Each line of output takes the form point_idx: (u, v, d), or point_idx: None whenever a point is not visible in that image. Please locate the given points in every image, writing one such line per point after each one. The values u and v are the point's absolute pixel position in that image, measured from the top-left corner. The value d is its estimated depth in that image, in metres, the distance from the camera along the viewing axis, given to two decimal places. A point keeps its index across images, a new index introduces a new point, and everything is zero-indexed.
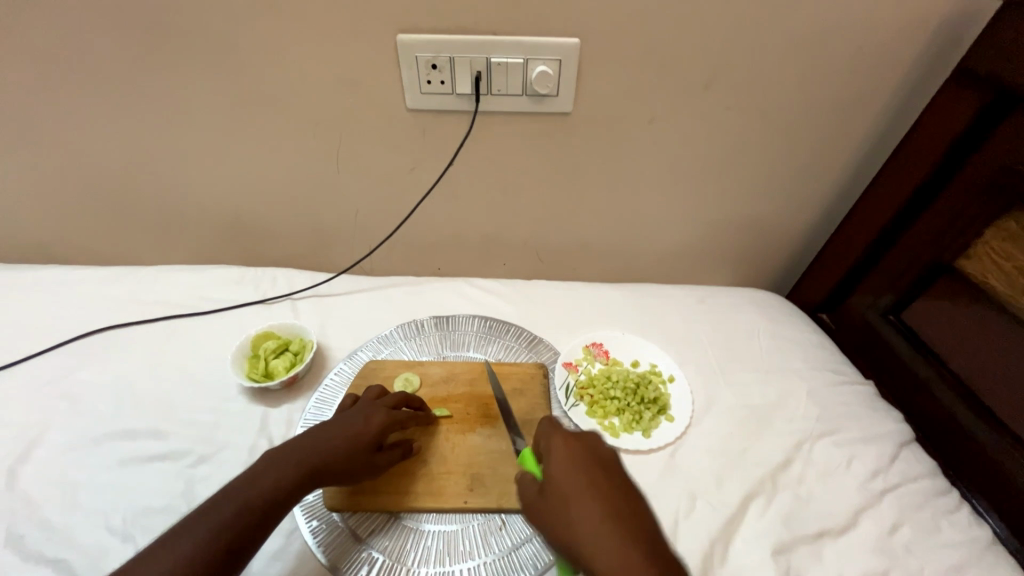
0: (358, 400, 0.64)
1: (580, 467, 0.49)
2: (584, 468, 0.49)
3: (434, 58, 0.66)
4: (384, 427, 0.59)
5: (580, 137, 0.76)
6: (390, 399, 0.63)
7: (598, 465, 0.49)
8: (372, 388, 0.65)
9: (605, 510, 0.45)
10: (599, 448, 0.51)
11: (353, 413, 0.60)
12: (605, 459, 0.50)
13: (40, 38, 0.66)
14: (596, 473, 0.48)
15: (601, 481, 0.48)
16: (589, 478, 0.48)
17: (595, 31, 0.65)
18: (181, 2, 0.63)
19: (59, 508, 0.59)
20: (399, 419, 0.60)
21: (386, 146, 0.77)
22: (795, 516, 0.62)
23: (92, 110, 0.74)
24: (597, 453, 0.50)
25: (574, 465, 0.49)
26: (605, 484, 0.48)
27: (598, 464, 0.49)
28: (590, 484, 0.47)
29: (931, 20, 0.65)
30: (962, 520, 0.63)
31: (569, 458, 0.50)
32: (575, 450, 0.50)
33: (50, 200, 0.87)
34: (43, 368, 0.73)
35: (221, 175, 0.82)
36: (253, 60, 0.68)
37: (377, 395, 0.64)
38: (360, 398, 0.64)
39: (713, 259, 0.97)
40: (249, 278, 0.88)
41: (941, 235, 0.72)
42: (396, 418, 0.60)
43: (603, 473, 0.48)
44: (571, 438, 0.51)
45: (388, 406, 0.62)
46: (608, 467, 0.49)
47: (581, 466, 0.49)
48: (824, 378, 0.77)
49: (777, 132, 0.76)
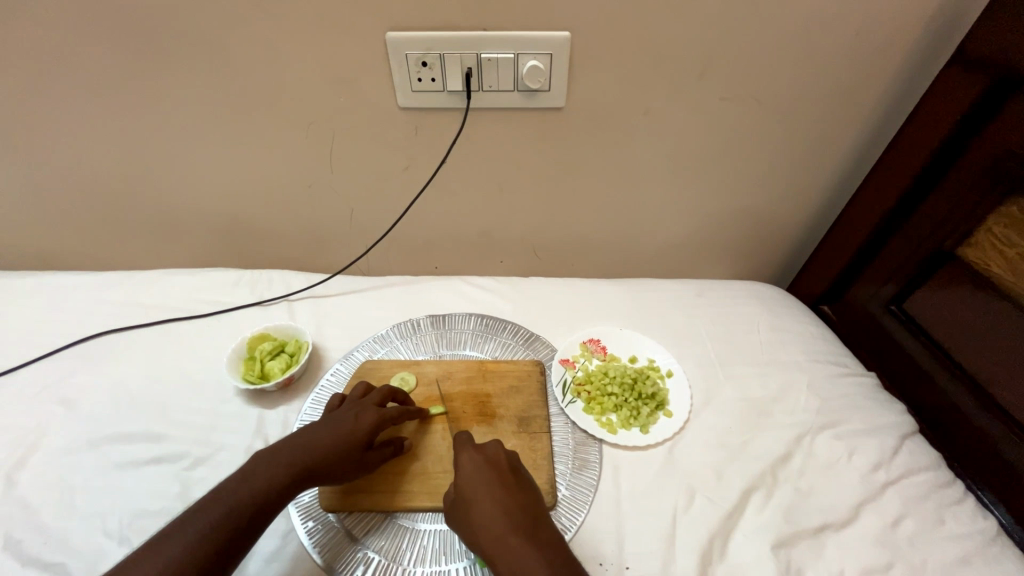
0: (345, 399, 0.65)
1: (481, 474, 0.54)
2: (486, 475, 0.54)
3: (424, 55, 0.66)
4: (373, 426, 0.60)
5: (572, 132, 0.75)
6: (377, 396, 0.64)
7: (496, 472, 0.54)
8: (356, 386, 0.66)
9: (501, 514, 0.51)
10: (498, 455, 0.56)
11: (342, 414, 0.61)
12: (502, 466, 0.55)
13: (32, 46, 0.67)
14: (495, 478, 0.54)
15: (499, 485, 0.53)
16: (489, 484, 0.53)
17: (585, 23, 0.64)
18: (168, 7, 0.63)
19: (57, 512, 0.60)
20: (388, 418, 0.62)
21: (378, 145, 0.77)
22: (795, 510, 0.61)
23: (87, 117, 0.75)
24: (496, 460, 0.56)
25: (478, 473, 0.54)
26: (502, 490, 0.53)
27: (496, 470, 0.54)
28: (488, 489, 0.53)
29: (935, 0, 0.62)
30: (967, 512, 0.62)
31: (469, 469, 0.55)
32: (474, 460, 0.55)
33: (51, 206, 0.88)
34: (44, 374, 0.75)
35: (216, 178, 0.83)
36: (243, 63, 0.68)
37: (362, 394, 0.65)
38: (347, 397, 0.65)
39: (712, 252, 0.95)
40: (246, 281, 0.89)
41: (943, 224, 0.71)
42: (385, 416, 0.61)
43: (499, 478, 0.54)
44: (470, 449, 0.56)
45: (375, 404, 0.63)
46: (507, 473, 0.55)
47: (483, 473, 0.54)
48: (824, 370, 0.76)
49: (774, 121, 0.74)
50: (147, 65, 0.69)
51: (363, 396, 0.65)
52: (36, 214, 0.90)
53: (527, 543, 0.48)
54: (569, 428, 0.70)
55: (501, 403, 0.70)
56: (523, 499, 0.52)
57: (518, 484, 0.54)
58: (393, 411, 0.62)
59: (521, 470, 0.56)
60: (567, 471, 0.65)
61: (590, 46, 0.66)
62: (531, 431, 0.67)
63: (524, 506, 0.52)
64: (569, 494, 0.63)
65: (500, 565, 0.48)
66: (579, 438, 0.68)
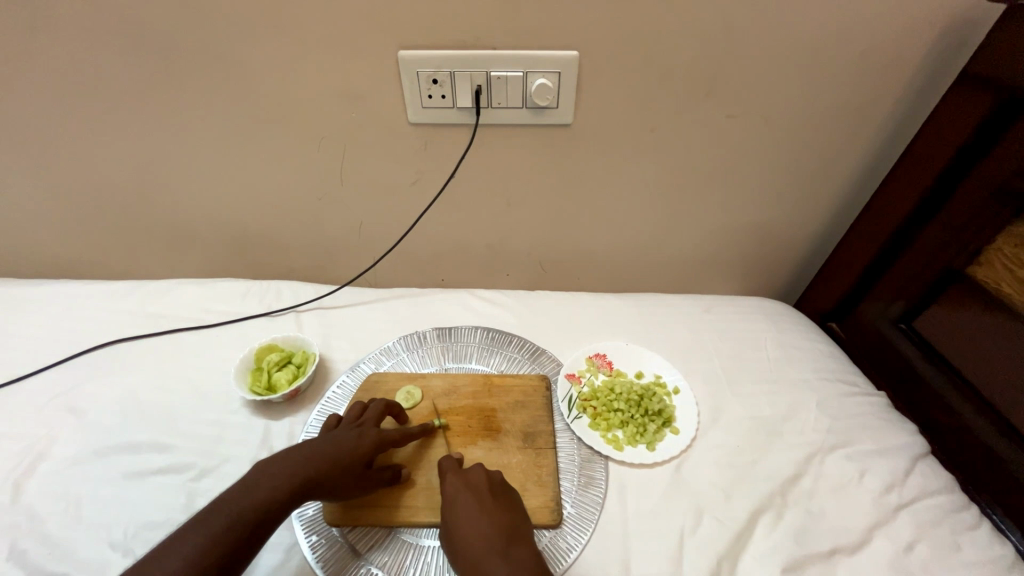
0: (342, 420, 0.65)
1: (461, 497, 0.56)
2: (464, 497, 0.56)
3: (435, 73, 0.67)
4: (374, 446, 0.61)
5: (579, 148, 0.76)
6: (375, 413, 0.65)
7: (476, 494, 0.56)
8: (352, 406, 0.66)
9: (477, 533, 0.52)
10: (479, 477, 0.58)
11: (343, 433, 0.61)
12: (482, 487, 0.57)
13: (55, 62, 0.69)
14: (474, 499, 0.55)
15: (476, 506, 0.55)
16: (469, 505, 0.55)
17: (592, 42, 0.65)
18: (188, 26, 0.65)
19: (62, 522, 0.60)
20: (389, 439, 0.62)
21: (387, 159, 0.78)
22: (805, 532, 0.60)
23: (104, 130, 0.77)
24: (477, 483, 0.57)
25: (458, 495, 0.56)
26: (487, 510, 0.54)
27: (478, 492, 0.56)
28: (466, 509, 0.54)
29: (939, 22, 0.63)
30: (983, 538, 0.60)
31: (451, 492, 0.56)
32: (455, 485, 0.57)
33: (66, 217, 0.90)
34: (53, 382, 0.75)
35: (229, 190, 0.85)
36: (258, 79, 0.70)
37: (356, 417, 0.64)
38: (343, 419, 0.64)
39: (719, 267, 0.95)
40: (255, 292, 0.90)
41: (951, 242, 0.71)
42: (386, 437, 0.62)
43: (479, 499, 0.55)
44: (453, 475, 0.58)
45: (372, 425, 0.63)
46: (485, 494, 0.56)
47: (463, 496, 0.56)
48: (834, 388, 0.75)
49: (780, 139, 0.75)
50: (165, 80, 0.71)
51: (360, 417, 0.65)
52: (52, 223, 0.91)
53: (498, 560, 0.49)
54: (574, 444, 0.69)
55: (506, 418, 0.69)
56: (501, 520, 0.53)
57: (497, 505, 0.55)
58: (393, 432, 0.63)
59: (502, 491, 0.57)
60: (572, 488, 0.64)
61: (598, 64, 0.67)
62: (536, 447, 0.67)
63: (501, 526, 0.53)
64: (575, 511, 0.62)
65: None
66: (584, 455, 0.68)
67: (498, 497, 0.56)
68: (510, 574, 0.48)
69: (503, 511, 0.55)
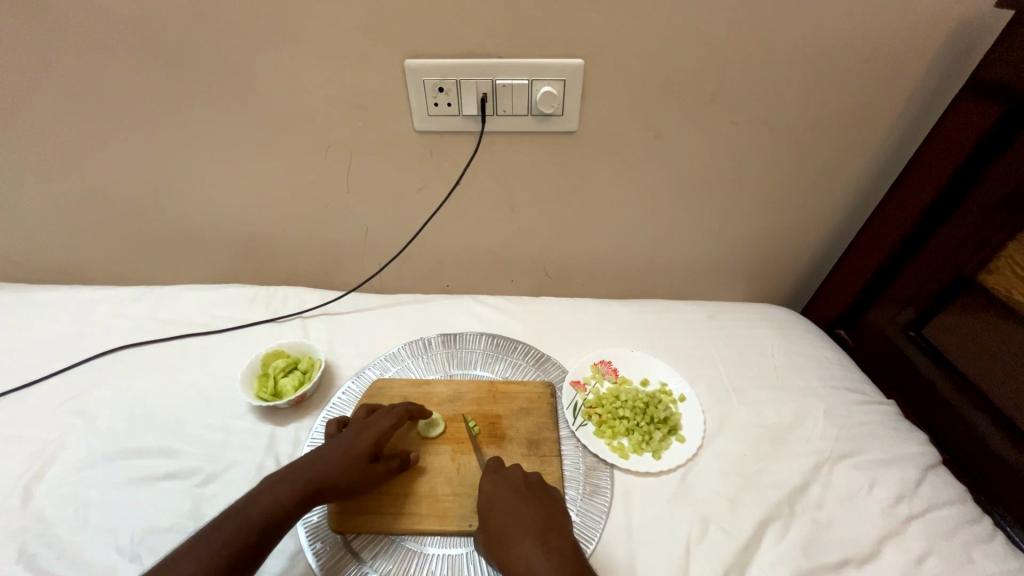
0: (343, 426, 0.65)
1: (502, 490, 0.58)
2: (506, 491, 0.58)
3: (441, 81, 0.68)
4: (374, 440, 0.61)
5: (583, 154, 0.76)
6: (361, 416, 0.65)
7: (515, 488, 0.58)
8: (357, 410, 0.66)
9: (522, 524, 0.54)
10: (517, 475, 0.60)
11: (346, 435, 0.62)
12: (520, 483, 0.59)
13: (67, 72, 0.71)
14: (513, 493, 0.58)
15: (517, 499, 0.57)
16: (510, 499, 0.57)
17: (597, 51, 0.65)
18: (198, 36, 0.66)
19: (69, 527, 0.61)
20: (385, 430, 0.62)
21: (394, 167, 0.79)
22: (813, 543, 0.59)
23: (115, 139, 0.78)
24: (515, 479, 0.60)
25: (499, 490, 0.58)
26: (522, 504, 0.57)
27: (514, 487, 0.59)
28: (508, 501, 0.57)
29: (946, 28, 0.63)
30: (995, 551, 0.59)
31: (489, 487, 0.59)
32: (495, 481, 0.59)
33: (75, 223, 0.92)
34: (63, 387, 0.76)
35: (236, 197, 0.85)
36: (266, 88, 0.71)
37: (366, 415, 0.66)
38: (347, 424, 0.65)
39: (725, 274, 0.95)
40: (262, 297, 0.91)
41: (962, 248, 0.69)
42: (383, 429, 0.62)
43: (518, 493, 0.58)
44: (493, 473, 0.60)
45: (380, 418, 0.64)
46: (524, 488, 0.59)
47: (505, 490, 0.58)
48: (842, 397, 0.74)
49: (786, 144, 0.74)
50: (175, 88, 0.72)
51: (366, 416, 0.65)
52: (63, 229, 0.93)
53: (537, 547, 0.52)
54: (579, 452, 0.69)
55: (512, 425, 0.69)
56: (541, 510, 0.56)
57: (536, 497, 0.58)
58: (390, 421, 0.63)
59: (540, 485, 0.59)
60: (578, 496, 0.64)
61: (602, 72, 0.67)
62: (541, 454, 0.66)
63: (539, 517, 0.55)
64: (579, 520, 0.61)
65: (515, 569, 0.51)
66: (589, 463, 0.67)
67: (537, 491, 0.58)
68: (549, 559, 0.51)
69: (543, 503, 0.57)
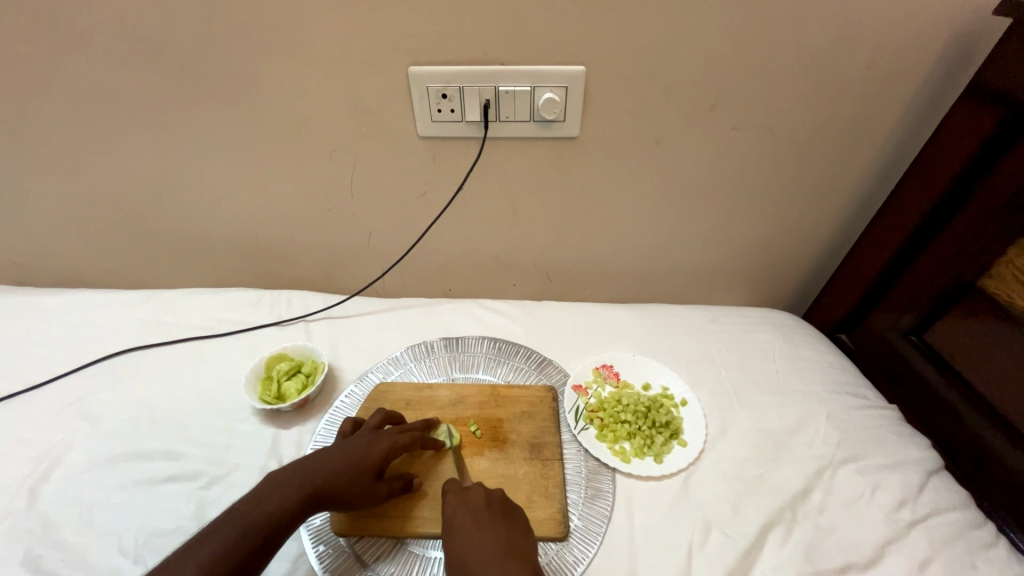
0: (358, 426, 0.65)
1: (459, 514, 0.55)
2: (464, 515, 0.55)
3: (445, 87, 0.69)
4: (385, 454, 0.60)
5: (585, 160, 0.77)
6: (373, 423, 0.65)
7: (473, 512, 0.55)
8: (375, 415, 0.66)
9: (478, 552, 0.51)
10: (478, 495, 0.57)
11: (356, 439, 0.62)
12: (481, 505, 0.56)
13: (76, 77, 0.72)
14: (473, 515, 0.55)
15: (475, 525, 0.54)
16: (467, 525, 0.54)
17: (599, 57, 0.66)
18: (206, 44, 0.68)
19: (74, 528, 0.61)
20: (400, 445, 0.62)
21: (398, 171, 0.80)
22: (816, 548, 0.59)
23: (121, 143, 0.79)
24: (476, 502, 0.56)
25: (457, 515, 0.55)
26: (479, 531, 0.53)
27: (473, 512, 0.55)
28: (466, 528, 0.54)
29: (945, 35, 0.63)
30: (999, 556, 0.59)
31: (449, 512, 0.56)
32: (453, 504, 0.56)
33: (81, 227, 0.92)
34: (68, 390, 0.77)
35: (241, 201, 0.86)
36: (272, 94, 0.72)
37: (378, 424, 0.65)
38: (361, 425, 0.65)
39: (726, 278, 0.95)
40: (266, 301, 0.91)
41: (963, 252, 0.70)
42: (398, 444, 0.61)
43: (477, 517, 0.55)
44: (452, 494, 0.58)
45: (391, 431, 0.63)
46: (484, 513, 0.55)
47: (462, 514, 0.55)
48: (844, 401, 0.75)
49: (787, 149, 0.75)
50: (183, 94, 0.73)
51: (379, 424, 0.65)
52: (69, 233, 0.94)
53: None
54: (581, 456, 0.69)
55: (513, 429, 0.69)
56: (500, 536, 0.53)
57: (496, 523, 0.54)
58: (405, 438, 0.62)
59: (500, 506, 0.56)
60: (579, 500, 0.64)
61: (604, 78, 0.68)
62: (543, 458, 0.66)
63: (500, 545, 0.52)
64: (582, 523, 0.62)
65: None
66: (591, 467, 0.68)
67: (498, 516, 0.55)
68: None
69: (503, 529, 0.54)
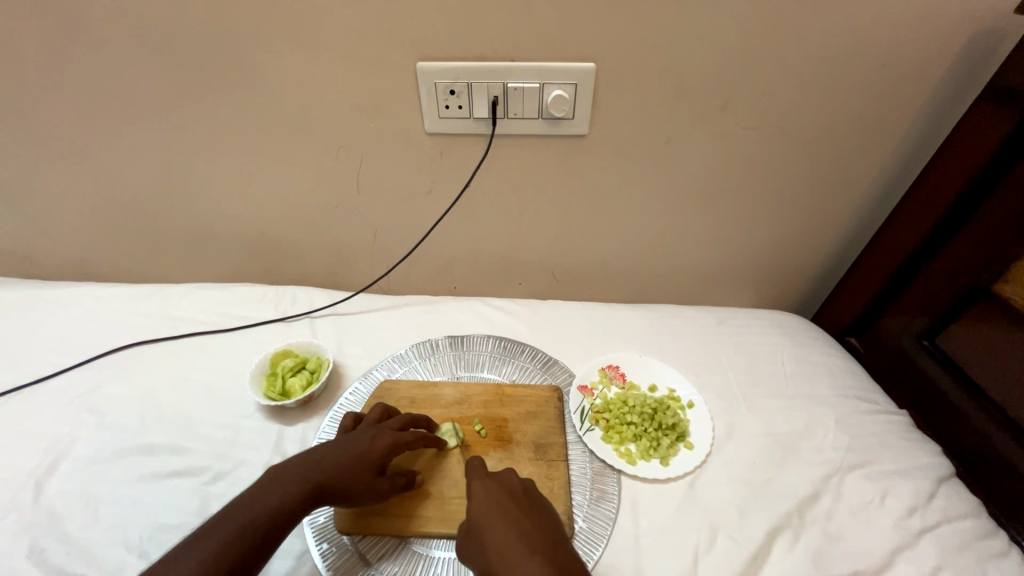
0: (359, 421, 0.65)
1: (493, 496, 0.54)
2: (499, 498, 0.53)
3: (452, 84, 0.68)
4: (387, 450, 0.60)
5: (593, 158, 0.76)
6: (374, 416, 0.65)
7: (510, 495, 0.54)
8: (373, 408, 0.66)
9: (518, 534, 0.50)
10: (511, 480, 0.56)
11: (357, 435, 0.61)
12: (515, 489, 0.55)
13: (84, 71, 0.72)
14: (509, 499, 0.53)
15: (511, 508, 0.52)
16: (501, 507, 0.52)
17: (609, 54, 0.65)
18: (213, 38, 0.67)
19: (79, 521, 0.61)
20: (403, 442, 0.61)
21: (404, 168, 0.79)
22: (824, 554, 0.59)
23: (128, 137, 0.79)
24: (510, 486, 0.55)
25: (491, 497, 0.53)
26: (517, 513, 0.52)
27: (508, 495, 0.54)
28: (501, 510, 0.52)
29: (964, 34, 0.62)
30: (1011, 566, 0.58)
31: (480, 492, 0.54)
32: (486, 485, 0.55)
33: (88, 221, 0.93)
34: (74, 383, 0.77)
35: (247, 197, 0.86)
36: (278, 89, 0.72)
37: (379, 417, 0.65)
38: (362, 419, 0.65)
39: (734, 279, 0.94)
40: (271, 297, 0.91)
41: (979, 256, 0.69)
42: (401, 440, 0.61)
43: (512, 501, 0.53)
44: (483, 476, 0.56)
45: (394, 429, 0.63)
46: (519, 497, 0.54)
47: (497, 496, 0.53)
48: (853, 406, 0.73)
49: (798, 150, 0.74)
50: (189, 88, 0.73)
51: (380, 418, 0.65)
52: (77, 227, 0.94)
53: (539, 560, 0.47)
54: (586, 457, 0.68)
55: (518, 429, 0.69)
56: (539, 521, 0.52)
57: (533, 508, 0.53)
58: (408, 435, 0.62)
59: (533, 493, 0.55)
60: (584, 502, 0.64)
61: (614, 76, 0.67)
62: (548, 459, 0.66)
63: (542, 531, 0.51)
64: (587, 526, 0.61)
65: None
66: (596, 468, 0.67)
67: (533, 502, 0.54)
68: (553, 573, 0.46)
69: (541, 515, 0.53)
